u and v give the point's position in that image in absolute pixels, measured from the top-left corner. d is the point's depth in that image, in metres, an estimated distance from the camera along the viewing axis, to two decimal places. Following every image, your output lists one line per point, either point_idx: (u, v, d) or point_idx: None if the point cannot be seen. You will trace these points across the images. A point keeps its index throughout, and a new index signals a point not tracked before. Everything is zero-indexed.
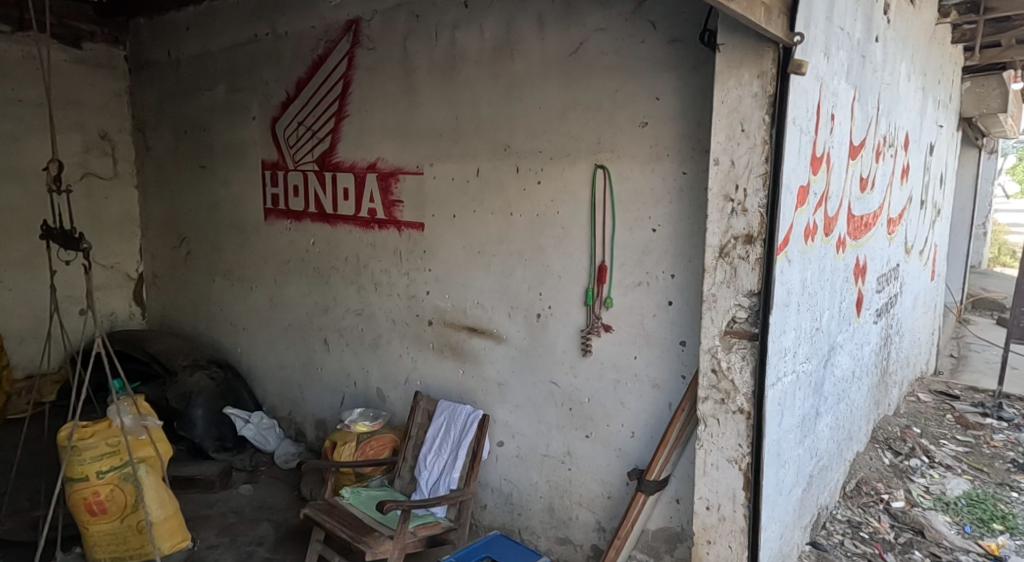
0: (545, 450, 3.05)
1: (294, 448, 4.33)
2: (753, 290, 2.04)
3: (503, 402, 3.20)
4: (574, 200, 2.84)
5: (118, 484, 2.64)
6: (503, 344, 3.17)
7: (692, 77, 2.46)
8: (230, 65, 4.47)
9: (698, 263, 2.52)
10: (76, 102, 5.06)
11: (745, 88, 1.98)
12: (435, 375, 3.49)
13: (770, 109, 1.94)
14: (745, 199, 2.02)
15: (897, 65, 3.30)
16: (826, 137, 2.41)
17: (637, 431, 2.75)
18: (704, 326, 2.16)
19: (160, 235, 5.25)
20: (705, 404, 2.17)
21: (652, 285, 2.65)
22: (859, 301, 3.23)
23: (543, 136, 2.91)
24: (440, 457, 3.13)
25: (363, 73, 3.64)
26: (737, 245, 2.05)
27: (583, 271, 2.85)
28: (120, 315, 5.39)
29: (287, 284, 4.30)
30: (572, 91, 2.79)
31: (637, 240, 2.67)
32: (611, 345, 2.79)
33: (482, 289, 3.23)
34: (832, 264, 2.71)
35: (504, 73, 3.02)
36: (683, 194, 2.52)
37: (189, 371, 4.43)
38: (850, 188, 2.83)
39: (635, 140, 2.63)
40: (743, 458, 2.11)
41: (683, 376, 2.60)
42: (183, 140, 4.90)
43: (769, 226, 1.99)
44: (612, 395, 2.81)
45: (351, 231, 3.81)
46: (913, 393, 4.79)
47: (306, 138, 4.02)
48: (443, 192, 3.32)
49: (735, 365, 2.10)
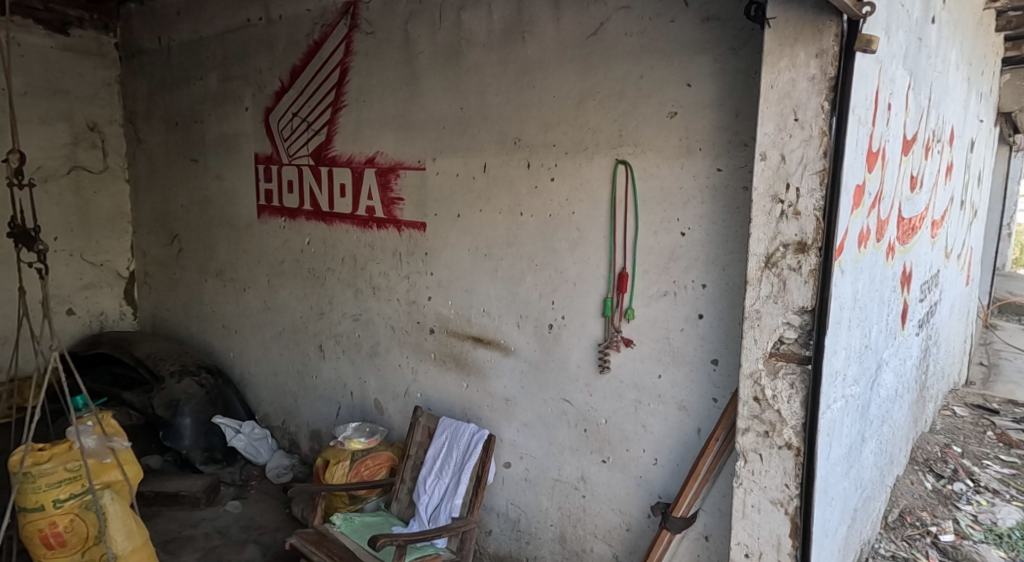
0: (557, 474, 2.77)
1: (287, 460, 4.07)
2: (806, 306, 1.74)
3: (511, 420, 2.92)
4: (591, 199, 2.55)
5: (79, 513, 2.42)
6: (511, 356, 2.89)
7: (730, 60, 2.17)
8: (223, 52, 4.20)
9: (734, 272, 2.23)
10: (63, 92, 4.77)
11: (800, 69, 1.67)
12: (436, 388, 3.22)
13: (830, 95, 1.64)
14: (798, 200, 1.72)
15: (949, 52, 3.00)
16: (882, 129, 2.12)
17: (661, 459, 2.46)
18: (746, 346, 1.86)
19: (151, 232, 4.98)
20: (745, 437, 1.88)
21: (679, 296, 2.35)
22: (904, 312, 2.93)
23: (557, 128, 2.62)
24: (441, 481, 2.85)
25: (363, 59, 3.35)
26: (787, 253, 1.75)
27: (601, 278, 2.56)
28: (110, 315, 5.11)
29: (281, 286, 4.03)
30: (589, 77, 2.50)
31: (663, 245, 2.37)
32: (631, 361, 2.50)
33: (489, 296, 2.94)
34: (882, 273, 2.41)
35: (515, 58, 2.73)
36: (717, 194, 2.23)
37: (176, 377, 4.16)
38: (901, 187, 2.54)
39: (661, 133, 2.34)
40: (790, 501, 1.82)
41: (715, 399, 2.30)
42: (175, 132, 4.63)
43: (826, 232, 1.70)
44: (633, 418, 2.52)
45: (349, 231, 3.53)
46: (948, 407, 4.49)
47: (301, 130, 3.74)
48: (446, 190, 3.04)
49: (782, 394, 1.81)
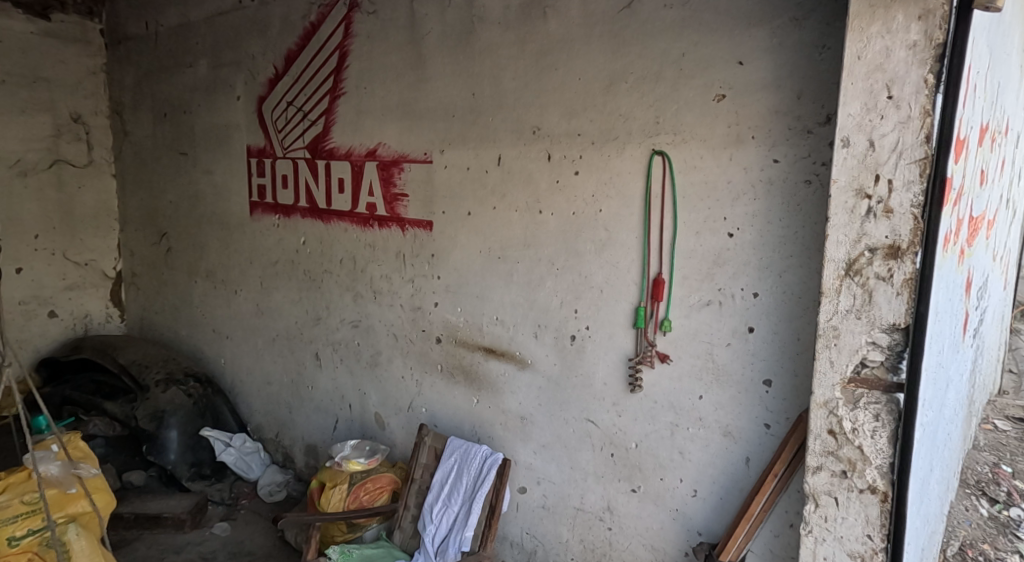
0: (579, 502, 2.48)
1: (281, 476, 3.80)
2: (898, 324, 1.50)
3: (527, 441, 2.62)
4: (623, 194, 2.25)
5: (38, 551, 2.11)
6: (528, 370, 2.59)
7: (791, 33, 1.89)
8: (213, 37, 3.90)
9: (792, 279, 1.94)
10: (45, 80, 4.44)
11: (897, 36, 1.45)
12: (443, 402, 2.93)
13: (936, 67, 1.42)
14: (889, 195, 1.49)
15: (1014, 34, 2.69)
16: (969, 114, 1.81)
17: (701, 491, 2.17)
18: (819, 370, 1.61)
19: (140, 230, 4.67)
20: (817, 477, 1.63)
21: (724, 307, 2.07)
22: (965, 323, 2.62)
23: (582, 115, 2.33)
24: (450, 510, 2.56)
25: (364, 42, 3.05)
26: (875, 259, 1.51)
27: (632, 285, 2.26)
28: (95, 318, 4.78)
29: (274, 289, 3.73)
30: (621, 56, 2.22)
31: (708, 248, 2.08)
32: (667, 380, 2.21)
33: (504, 302, 2.64)
34: (955, 280, 2.11)
35: (535, 38, 2.44)
36: (773, 189, 1.95)
37: (162, 386, 3.85)
38: (974, 183, 2.23)
39: (706, 119, 2.05)
40: (874, 555, 1.57)
41: (767, 426, 2.02)
42: (164, 124, 4.33)
43: (925, 234, 1.46)
44: (668, 444, 2.22)
45: (348, 230, 3.23)
46: (989, 421, 4.16)
47: (296, 120, 3.44)
48: (456, 185, 2.75)
49: (864, 427, 1.56)
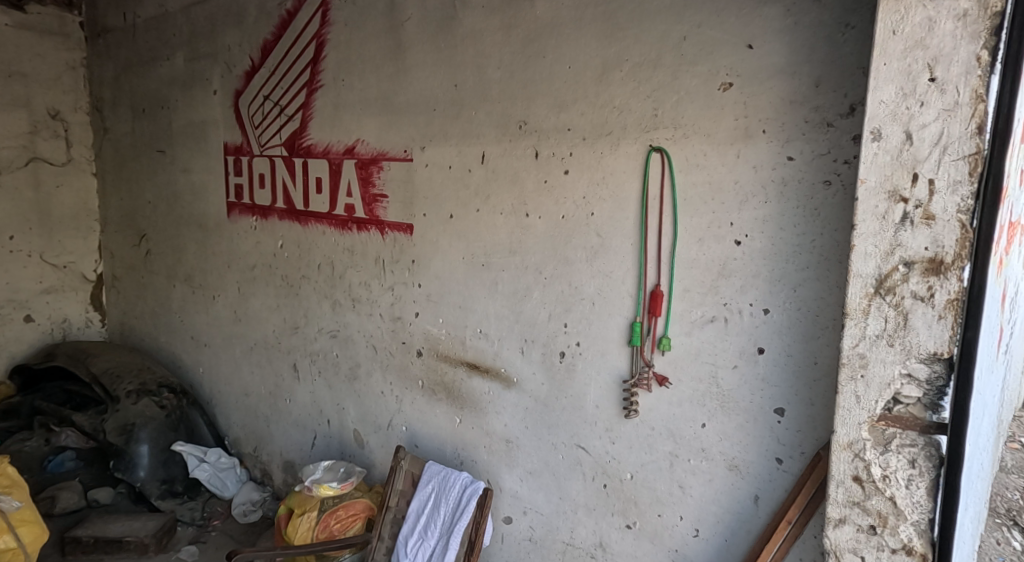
0: (568, 537, 2.24)
1: (256, 494, 3.57)
2: (940, 353, 1.29)
3: (512, 467, 2.38)
4: (617, 197, 2.01)
5: None
6: (514, 389, 2.35)
7: (809, 10, 1.65)
8: (191, 28, 3.67)
9: (809, 295, 1.70)
10: (20, 75, 4.19)
11: (942, 4, 1.23)
12: (424, 421, 2.69)
13: (992, 43, 1.20)
14: (929, 198, 1.27)
15: None
16: None
17: (704, 530, 1.93)
18: (842, 406, 1.40)
19: (119, 231, 4.45)
20: (841, 531, 1.41)
21: (731, 323, 1.83)
22: (1000, 339, 2.36)
23: (574, 108, 2.09)
24: (426, 543, 2.32)
25: (342, 29, 2.81)
26: (911, 275, 1.30)
27: (628, 299, 2.02)
28: (74, 323, 4.54)
29: (252, 295, 3.51)
30: (617, 42, 1.98)
31: (712, 258, 1.84)
32: (666, 405, 1.96)
33: (488, 314, 2.41)
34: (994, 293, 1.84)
35: (523, 22, 2.20)
36: (787, 190, 1.71)
37: (133, 397, 3.61)
38: (1015, 184, 1.97)
39: (711, 111, 1.81)
40: None
41: (779, 461, 1.77)
42: (142, 120, 4.12)
43: (973, 246, 1.25)
44: (667, 477, 1.98)
45: (326, 232, 3.00)
46: (1015, 439, 3.88)
47: (272, 114, 3.21)
48: (437, 184, 2.51)
49: (897, 475, 1.35)
